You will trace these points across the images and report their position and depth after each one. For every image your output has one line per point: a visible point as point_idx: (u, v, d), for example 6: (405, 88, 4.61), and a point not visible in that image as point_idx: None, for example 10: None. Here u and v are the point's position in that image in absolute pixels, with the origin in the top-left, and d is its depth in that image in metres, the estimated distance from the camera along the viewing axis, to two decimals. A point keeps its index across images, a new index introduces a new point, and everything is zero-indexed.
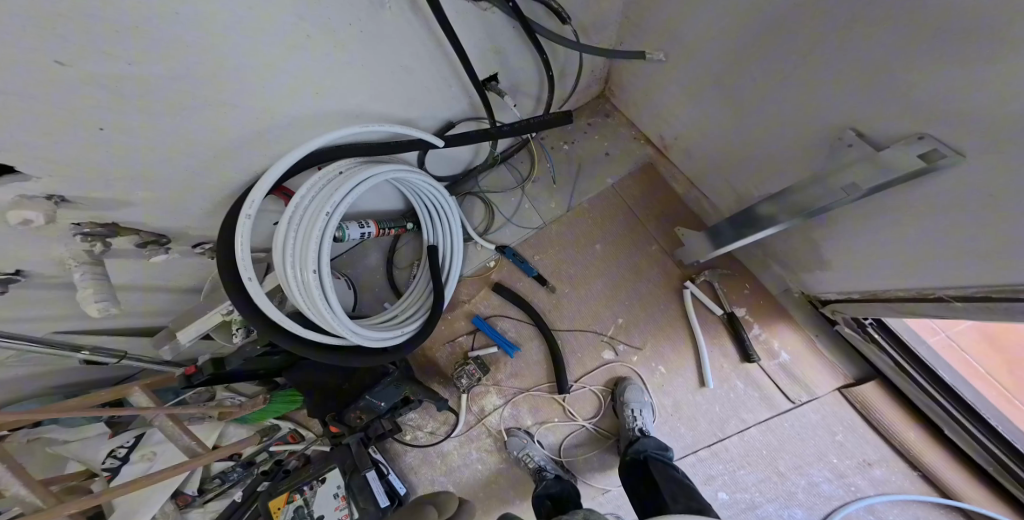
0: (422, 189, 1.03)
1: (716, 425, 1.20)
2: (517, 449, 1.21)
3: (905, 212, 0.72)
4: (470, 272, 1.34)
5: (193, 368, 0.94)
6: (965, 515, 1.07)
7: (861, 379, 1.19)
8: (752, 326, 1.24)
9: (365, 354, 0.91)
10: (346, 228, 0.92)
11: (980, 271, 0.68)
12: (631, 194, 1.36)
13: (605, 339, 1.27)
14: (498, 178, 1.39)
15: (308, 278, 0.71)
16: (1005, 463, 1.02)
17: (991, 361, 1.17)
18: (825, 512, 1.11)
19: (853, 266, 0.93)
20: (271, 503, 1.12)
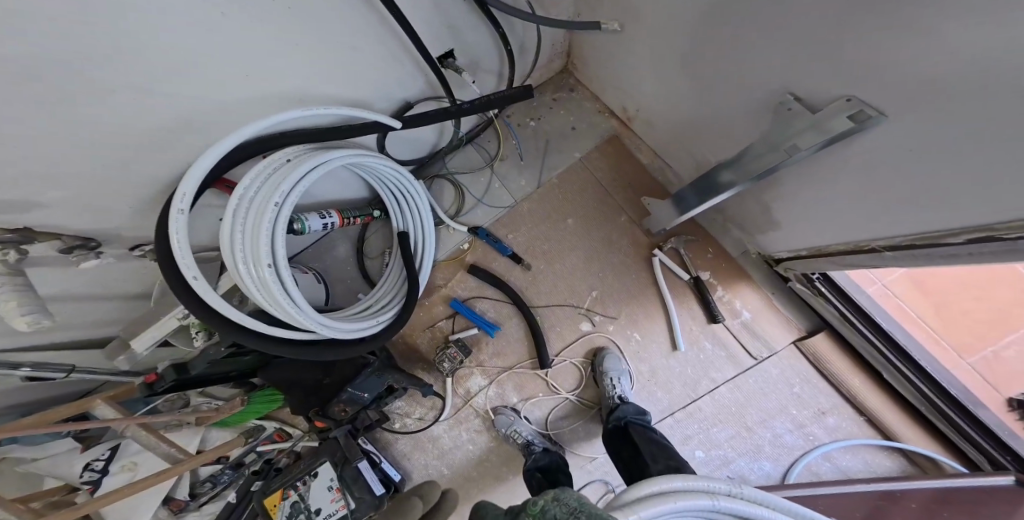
0: (383, 173, 1.01)
1: (689, 387, 1.25)
2: (505, 427, 1.24)
3: (848, 169, 0.75)
4: (444, 256, 1.33)
5: (154, 375, 0.93)
6: (904, 455, 1.17)
7: (811, 330, 1.26)
8: (718, 290, 1.28)
9: (341, 346, 0.92)
10: (306, 219, 0.91)
11: (908, 222, 0.73)
12: (598, 168, 1.37)
13: (582, 312, 1.30)
14: (465, 159, 1.37)
15: (263, 274, 0.68)
16: (936, 404, 1.12)
17: (922, 306, 1.26)
18: (790, 461, 1.19)
19: (803, 224, 0.97)
20: (266, 501, 1.14)
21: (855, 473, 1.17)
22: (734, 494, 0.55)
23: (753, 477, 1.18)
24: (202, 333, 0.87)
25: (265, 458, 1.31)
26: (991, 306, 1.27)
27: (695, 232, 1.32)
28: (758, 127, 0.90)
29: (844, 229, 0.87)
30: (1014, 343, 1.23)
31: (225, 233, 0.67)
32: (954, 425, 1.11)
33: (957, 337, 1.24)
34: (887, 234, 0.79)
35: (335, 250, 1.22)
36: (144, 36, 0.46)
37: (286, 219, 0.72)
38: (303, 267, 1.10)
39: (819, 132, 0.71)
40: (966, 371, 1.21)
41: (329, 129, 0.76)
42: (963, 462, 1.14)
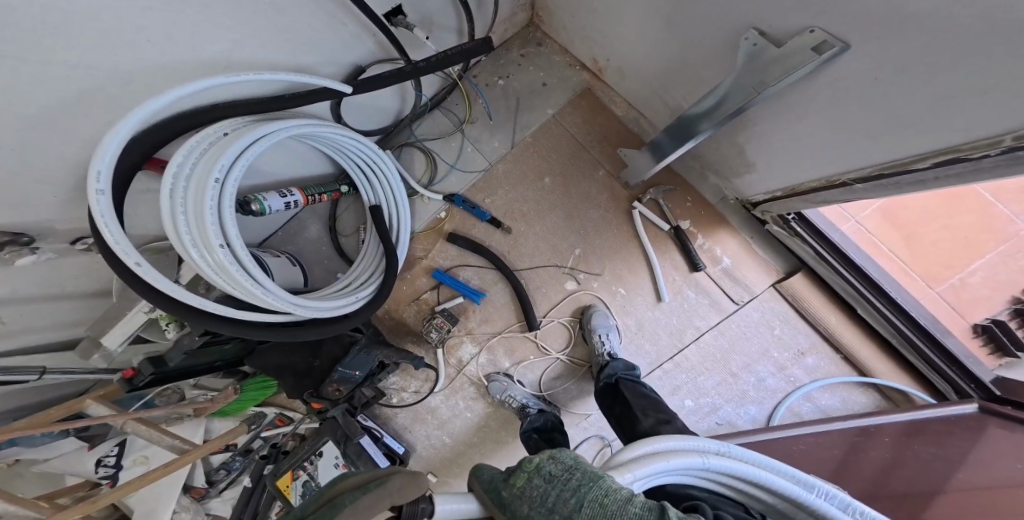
0: (341, 142, 0.97)
1: (676, 337, 1.26)
2: (499, 393, 1.25)
3: (819, 102, 0.72)
4: (421, 227, 1.31)
5: (132, 370, 0.91)
6: (880, 390, 1.20)
7: (790, 271, 1.25)
8: (698, 238, 1.27)
9: (318, 326, 0.89)
10: (264, 199, 0.88)
11: (873, 150, 0.71)
12: (572, 123, 1.32)
13: (566, 271, 1.28)
14: (434, 124, 1.32)
15: (218, 257, 0.66)
16: (908, 336, 1.13)
17: (893, 240, 1.26)
18: (774, 403, 1.21)
19: (775, 163, 0.95)
20: (279, 483, 1.17)
21: (835, 411, 1.20)
22: (724, 452, 0.56)
23: (740, 422, 1.21)
24: (173, 325, 0.86)
25: (271, 443, 1.32)
26: (960, 233, 1.26)
27: (674, 181, 1.29)
28: (727, 64, 0.86)
29: (814, 165, 0.85)
30: (981, 270, 1.23)
31: (165, 214, 0.64)
32: (924, 357, 1.13)
33: (925, 267, 1.24)
34: (855, 165, 0.77)
35: (308, 230, 1.20)
36: (33, 7, 0.42)
37: (230, 196, 0.70)
38: (275, 250, 1.08)
39: (787, 64, 0.67)
40: (933, 301, 1.22)
41: (269, 97, 0.72)
42: (931, 392, 1.18)
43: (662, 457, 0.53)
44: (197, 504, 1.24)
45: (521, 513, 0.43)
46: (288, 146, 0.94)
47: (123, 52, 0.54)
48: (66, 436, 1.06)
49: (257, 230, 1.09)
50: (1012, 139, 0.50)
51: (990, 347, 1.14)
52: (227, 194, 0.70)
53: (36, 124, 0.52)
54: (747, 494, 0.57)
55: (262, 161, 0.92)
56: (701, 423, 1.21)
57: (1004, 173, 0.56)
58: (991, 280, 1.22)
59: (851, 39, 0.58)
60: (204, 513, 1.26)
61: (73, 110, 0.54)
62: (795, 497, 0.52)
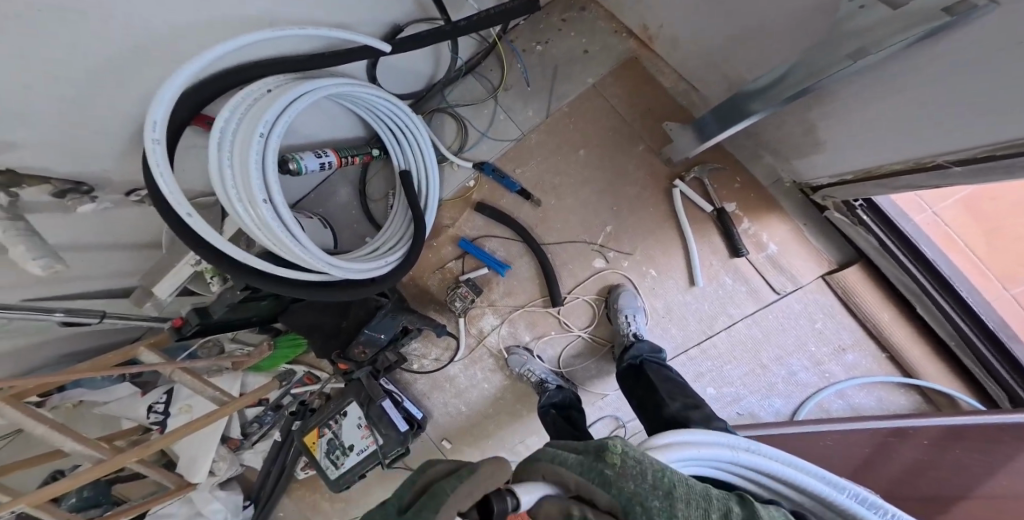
0: (377, 106, 0.96)
1: (706, 324, 1.22)
2: (518, 366, 1.26)
3: (924, 78, 0.65)
4: (448, 196, 1.29)
5: (180, 320, 0.94)
6: (921, 392, 1.16)
7: (844, 262, 1.19)
8: (744, 221, 1.21)
9: (353, 288, 0.90)
10: (301, 159, 0.87)
11: (985, 131, 0.63)
12: (613, 94, 1.26)
13: (595, 248, 1.25)
14: (467, 90, 1.27)
15: (261, 212, 0.65)
16: (967, 337, 1.08)
17: (971, 234, 1.18)
18: (802, 398, 1.18)
19: (855, 143, 0.89)
20: (306, 438, 1.30)
21: (869, 410, 1.16)
22: (751, 450, 0.53)
23: (763, 413, 1.20)
24: (217, 279, 0.87)
25: (301, 399, 1.39)
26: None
27: (722, 159, 1.23)
28: (807, 36, 0.79)
29: (904, 144, 0.79)
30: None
31: (213, 167, 0.64)
32: (980, 358, 1.09)
33: (1000, 264, 1.18)
34: (957, 147, 0.71)
35: (339, 193, 1.19)
36: None
37: (273, 153, 0.68)
38: (307, 212, 1.08)
39: (886, 43, 0.61)
40: (1005, 301, 1.15)
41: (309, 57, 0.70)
42: (981, 397, 1.13)
43: (693, 447, 0.52)
44: (232, 454, 1.35)
45: (628, 491, 0.42)
46: (324, 106, 0.92)
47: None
48: (121, 382, 1.15)
49: (292, 191, 1.09)
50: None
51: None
52: (271, 148, 0.68)
53: (98, 70, 0.50)
54: (774, 491, 0.54)
55: (300, 120, 0.90)
56: (723, 411, 1.20)
57: None
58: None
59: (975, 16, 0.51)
60: (239, 462, 1.39)
61: (135, 59, 0.53)
62: (823, 495, 0.51)
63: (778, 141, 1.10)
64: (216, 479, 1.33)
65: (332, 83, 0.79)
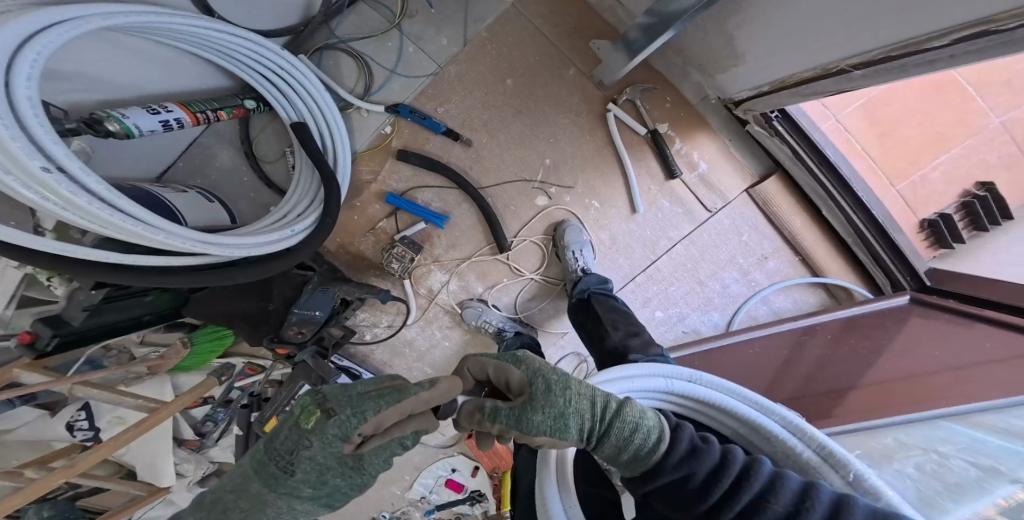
0: (222, 42, 0.83)
1: (648, 249, 1.20)
2: (475, 319, 1.21)
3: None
4: (365, 145, 1.13)
5: (29, 335, 0.82)
6: (827, 289, 1.22)
7: (764, 175, 1.18)
8: (676, 143, 1.15)
9: (256, 264, 0.86)
10: (125, 117, 0.70)
11: (914, 14, 0.59)
12: (536, 11, 1.12)
13: (536, 186, 1.17)
14: (362, 20, 1.08)
15: (53, 187, 0.52)
16: (863, 235, 1.15)
17: (864, 136, 1.18)
18: (734, 309, 1.21)
19: (782, 39, 0.83)
20: (265, 428, 1.16)
21: (786, 312, 1.22)
22: (693, 379, 0.60)
23: (704, 328, 1.22)
24: (57, 281, 0.80)
25: (251, 391, 1.30)
26: (932, 129, 1.19)
27: (651, 78, 1.14)
28: None
29: (814, 33, 0.77)
30: (940, 167, 1.19)
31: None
32: (872, 252, 1.16)
33: (892, 164, 1.19)
34: (881, 38, 0.67)
35: (221, 156, 1.07)
36: None
37: (27, 99, 0.51)
38: (180, 186, 0.95)
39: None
40: (893, 200, 1.18)
41: None
42: (870, 288, 1.22)
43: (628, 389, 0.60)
44: (195, 455, 1.25)
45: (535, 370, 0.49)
46: (144, 49, 0.77)
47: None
48: (22, 406, 0.95)
49: (142, 160, 0.93)
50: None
51: (965, 221, 1.16)
52: (19, 94, 0.51)
53: None
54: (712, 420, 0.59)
55: (125, 72, 0.77)
56: (669, 333, 1.22)
57: None
58: (949, 175, 1.19)
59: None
60: (208, 459, 1.29)
61: None
62: (749, 418, 0.54)
63: (701, 51, 1.06)
64: (188, 480, 1.24)
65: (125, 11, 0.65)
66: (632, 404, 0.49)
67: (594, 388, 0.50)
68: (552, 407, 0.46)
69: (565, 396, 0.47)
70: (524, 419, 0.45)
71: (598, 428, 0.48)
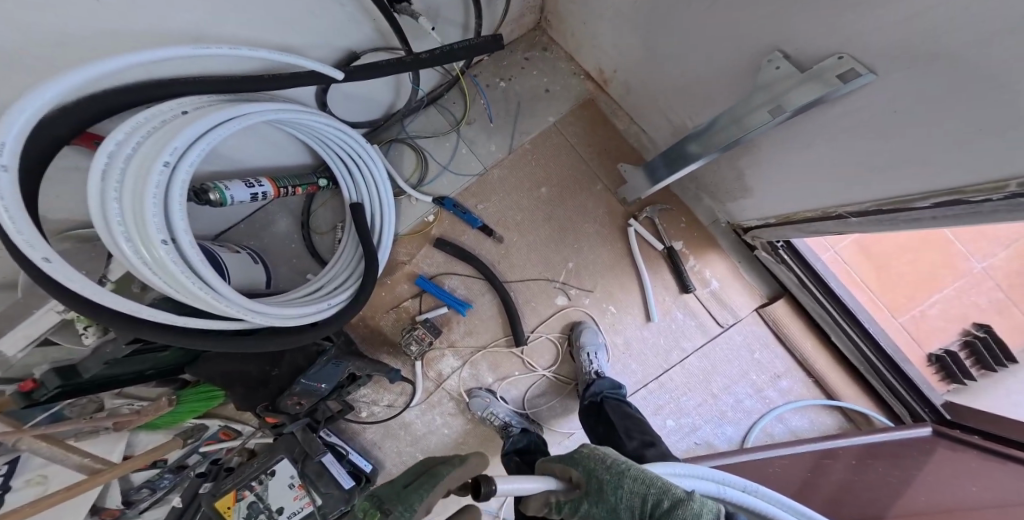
0: (323, 133, 0.93)
1: (662, 358, 1.25)
2: (480, 410, 1.19)
3: (831, 122, 0.74)
4: (406, 230, 1.21)
5: (32, 382, 0.84)
6: (844, 413, 1.26)
7: (771, 296, 1.27)
8: (689, 260, 1.26)
9: (281, 337, 0.88)
10: (225, 189, 0.84)
11: (886, 182, 0.74)
12: (574, 132, 1.27)
13: (557, 286, 1.23)
14: (428, 121, 1.21)
15: (158, 253, 0.63)
16: (873, 364, 1.20)
17: (865, 268, 1.30)
18: (749, 424, 1.24)
19: (779, 185, 0.98)
20: (218, 503, 1.02)
21: (801, 431, 1.25)
22: (746, 489, 0.64)
23: (716, 441, 1.23)
24: (93, 330, 0.81)
25: (213, 459, 1.17)
26: (923, 269, 1.30)
27: (666, 199, 1.28)
28: (737, 91, 0.87)
29: (809, 185, 0.91)
30: (938, 303, 1.29)
31: (94, 192, 0.60)
32: (887, 382, 1.20)
33: (892, 296, 1.29)
34: (858, 199, 0.83)
35: (277, 223, 1.15)
36: None
37: (179, 183, 0.67)
38: (234, 246, 1.04)
39: (806, 88, 0.67)
40: (897, 331, 1.27)
41: (244, 79, 0.71)
42: (886, 414, 1.25)
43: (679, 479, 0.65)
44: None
45: (591, 466, 0.64)
46: (259, 131, 0.88)
47: (78, 17, 0.50)
48: None
49: (210, 221, 1.01)
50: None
51: (971, 360, 1.23)
52: (177, 180, 0.67)
53: None
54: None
55: (229, 148, 0.86)
56: (681, 443, 1.22)
57: (1015, 213, 0.58)
58: (947, 313, 1.28)
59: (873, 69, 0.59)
60: None
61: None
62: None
63: (713, 182, 1.19)
64: None
65: (261, 110, 0.78)
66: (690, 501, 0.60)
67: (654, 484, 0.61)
68: (604, 501, 0.61)
69: (615, 494, 0.60)
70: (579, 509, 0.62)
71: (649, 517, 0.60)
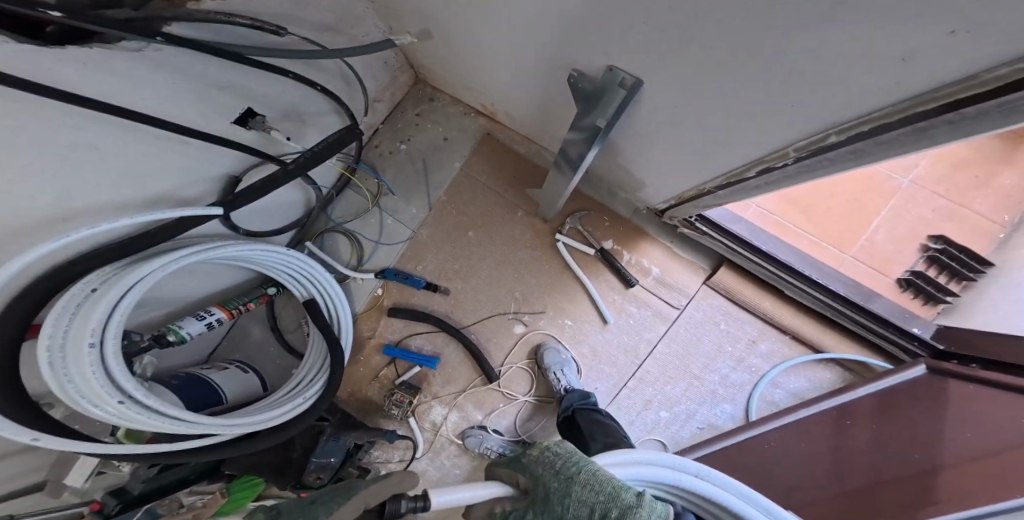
0: (256, 257, 1.05)
1: (631, 354, 1.25)
2: (477, 447, 1.24)
3: (654, 123, 0.76)
4: (362, 307, 1.31)
5: (98, 503, 0.95)
6: (839, 364, 1.19)
7: (714, 266, 1.26)
8: (624, 255, 1.27)
9: (263, 436, 0.99)
10: (180, 328, 0.96)
11: (723, 160, 0.73)
12: (480, 170, 1.32)
13: (511, 315, 1.28)
14: (349, 204, 1.31)
15: (122, 411, 0.74)
16: (828, 302, 1.13)
17: (795, 215, 1.25)
18: (745, 397, 1.20)
19: (663, 182, 0.98)
20: None
21: (804, 393, 1.19)
22: (703, 475, 0.52)
23: (720, 422, 1.20)
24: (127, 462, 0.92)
25: None
26: (853, 200, 1.25)
27: (586, 205, 1.30)
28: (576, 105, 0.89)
29: (677, 174, 0.90)
30: (882, 226, 1.22)
31: (54, 380, 0.69)
32: (856, 320, 1.13)
33: (833, 234, 1.23)
34: (711, 174, 0.79)
35: (251, 332, 1.30)
36: None
37: (112, 353, 0.77)
38: (223, 364, 1.17)
39: (611, 96, 0.72)
40: (851, 267, 1.21)
41: (146, 234, 0.80)
42: (884, 357, 1.17)
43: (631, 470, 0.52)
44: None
45: (535, 470, 0.51)
46: (193, 269, 0.99)
47: None
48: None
49: (191, 352, 1.17)
50: (835, 134, 0.50)
51: (945, 274, 1.15)
52: (108, 350, 0.77)
53: None
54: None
55: (175, 291, 0.99)
56: (683, 431, 1.20)
57: (831, 169, 0.57)
58: (895, 235, 1.22)
59: (639, 74, 0.65)
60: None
61: None
62: None
63: (616, 183, 1.19)
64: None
65: (171, 260, 0.86)
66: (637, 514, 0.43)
67: (599, 491, 0.45)
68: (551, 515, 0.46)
69: (561, 503, 0.46)
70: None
71: None
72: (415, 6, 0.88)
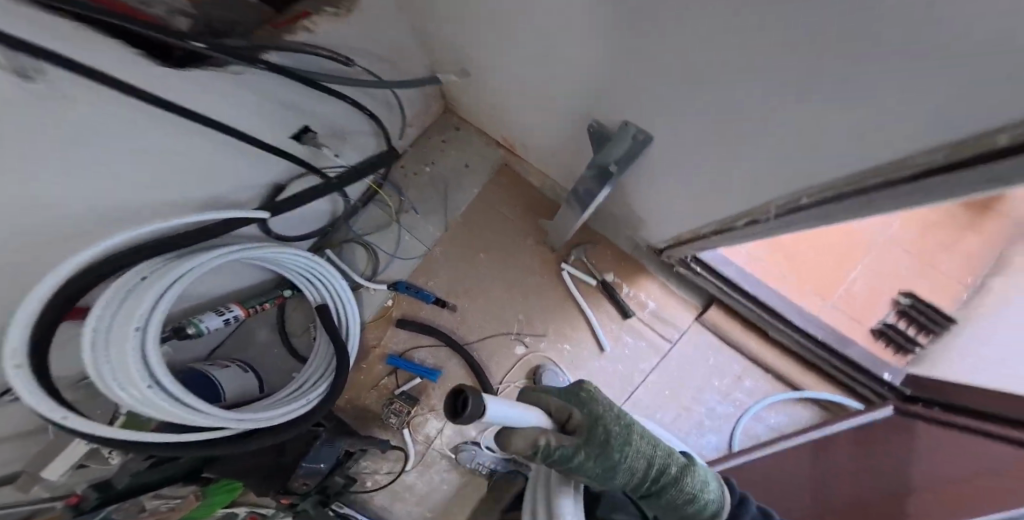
0: (280, 259, 1.10)
1: (626, 381, 1.31)
2: (469, 462, 1.30)
3: (661, 171, 0.86)
4: (371, 316, 1.36)
5: (76, 496, 0.93)
6: (821, 404, 1.27)
7: (706, 304, 1.35)
8: (623, 287, 1.36)
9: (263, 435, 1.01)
10: (200, 322, 1.00)
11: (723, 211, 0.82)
12: (496, 196, 1.41)
13: (513, 336, 1.34)
14: (369, 217, 1.37)
15: (147, 395, 0.78)
16: (807, 345, 1.23)
17: (783, 263, 1.35)
18: (731, 428, 1.28)
19: (666, 224, 1.07)
20: None
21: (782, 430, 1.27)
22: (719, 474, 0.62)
23: (703, 452, 1.26)
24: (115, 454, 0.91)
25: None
26: (835, 253, 1.36)
27: (590, 237, 1.39)
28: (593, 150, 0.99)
29: (679, 219, 1.00)
30: (860, 279, 1.33)
31: (91, 359, 0.74)
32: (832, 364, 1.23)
33: (815, 283, 1.34)
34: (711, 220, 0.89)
35: (259, 333, 1.34)
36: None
37: (152, 339, 0.82)
38: (225, 361, 1.20)
39: (615, 147, 0.85)
40: (831, 314, 1.31)
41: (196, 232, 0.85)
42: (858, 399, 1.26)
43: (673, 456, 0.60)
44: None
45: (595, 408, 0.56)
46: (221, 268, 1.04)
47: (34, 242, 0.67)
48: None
49: (200, 347, 1.20)
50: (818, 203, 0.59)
51: (914, 326, 1.28)
52: (149, 336, 0.82)
53: None
54: None
55: (198, 289, 1.03)
56: None
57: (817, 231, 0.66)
58: (871, 288, 1.33)
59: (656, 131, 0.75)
60: None
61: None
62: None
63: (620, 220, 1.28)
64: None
65: (215, 255, 0.91)
66: (692, 478, 0.54)
67: (653, 451, 0.54)
68: (612, 454, 0.50)
69: (621, 449, 0.51)
70: (579, 460, 0.47)
71: (648, 484, 0.53)
72: (456, 50, 0.98)
